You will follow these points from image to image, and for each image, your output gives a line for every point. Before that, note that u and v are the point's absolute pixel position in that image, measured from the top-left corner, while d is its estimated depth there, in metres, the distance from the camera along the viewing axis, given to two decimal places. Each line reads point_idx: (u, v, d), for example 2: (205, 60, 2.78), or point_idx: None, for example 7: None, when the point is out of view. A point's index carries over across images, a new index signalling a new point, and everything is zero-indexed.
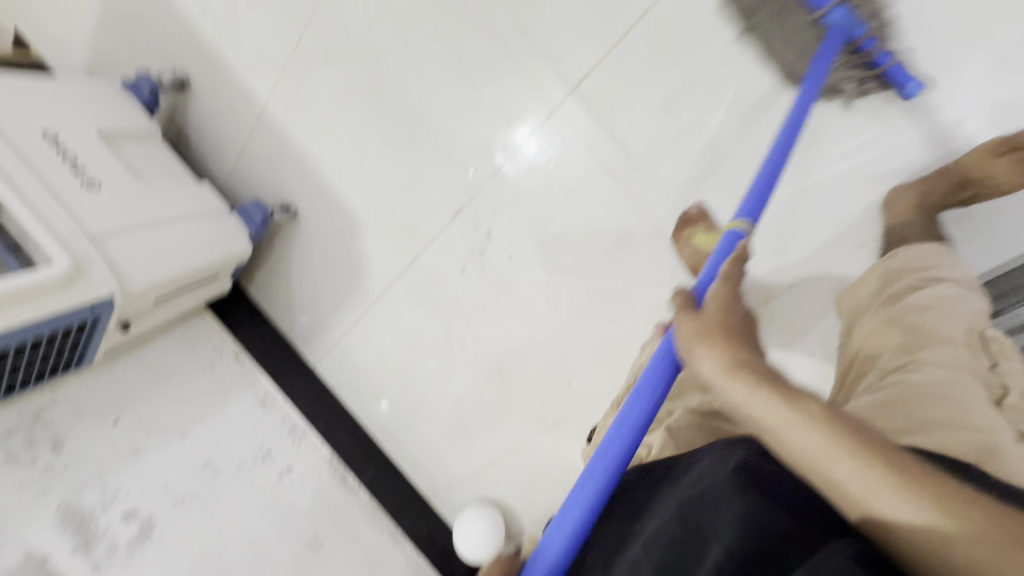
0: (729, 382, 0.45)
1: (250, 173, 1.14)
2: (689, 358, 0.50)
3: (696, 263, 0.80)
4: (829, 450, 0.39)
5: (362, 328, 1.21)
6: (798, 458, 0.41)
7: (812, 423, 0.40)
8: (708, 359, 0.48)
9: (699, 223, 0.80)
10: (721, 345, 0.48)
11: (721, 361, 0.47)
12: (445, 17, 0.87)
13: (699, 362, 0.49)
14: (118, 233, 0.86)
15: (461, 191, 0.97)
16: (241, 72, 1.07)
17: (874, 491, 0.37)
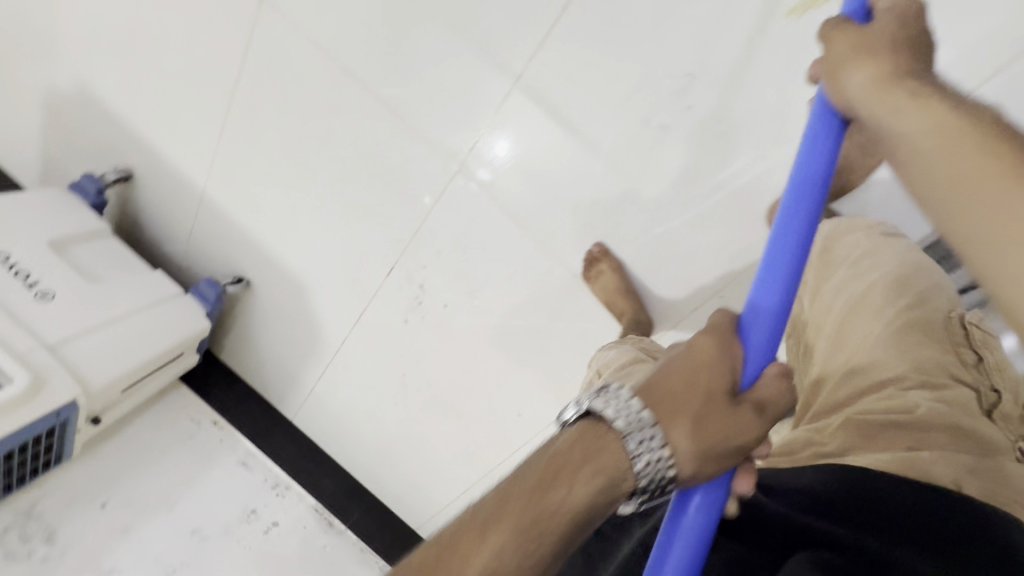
0: (881, 97, 0.42)
1: (201, 251, 1.21)
2: (834, 77, 0.45)
3: (609, 299, 0.83)
4: (951, 196, 0.37)
5: (328, 382, 1.27)
6: (931, 160, 0.38)
7: (943, 124, 0.38)
8: (861, 71, 0.43)
9: (601, 261, 0.84)
10: (880, 53, 0.43)
11: (879, 74, 0.43)
12: (349, 97, 0.92)
13: (844, 84, 0.44)
14: (74, 338, 0.93)
15: (391, 250, 1.03)
16: (177, 162, 1.14)
17: (969, 218, 0.36)
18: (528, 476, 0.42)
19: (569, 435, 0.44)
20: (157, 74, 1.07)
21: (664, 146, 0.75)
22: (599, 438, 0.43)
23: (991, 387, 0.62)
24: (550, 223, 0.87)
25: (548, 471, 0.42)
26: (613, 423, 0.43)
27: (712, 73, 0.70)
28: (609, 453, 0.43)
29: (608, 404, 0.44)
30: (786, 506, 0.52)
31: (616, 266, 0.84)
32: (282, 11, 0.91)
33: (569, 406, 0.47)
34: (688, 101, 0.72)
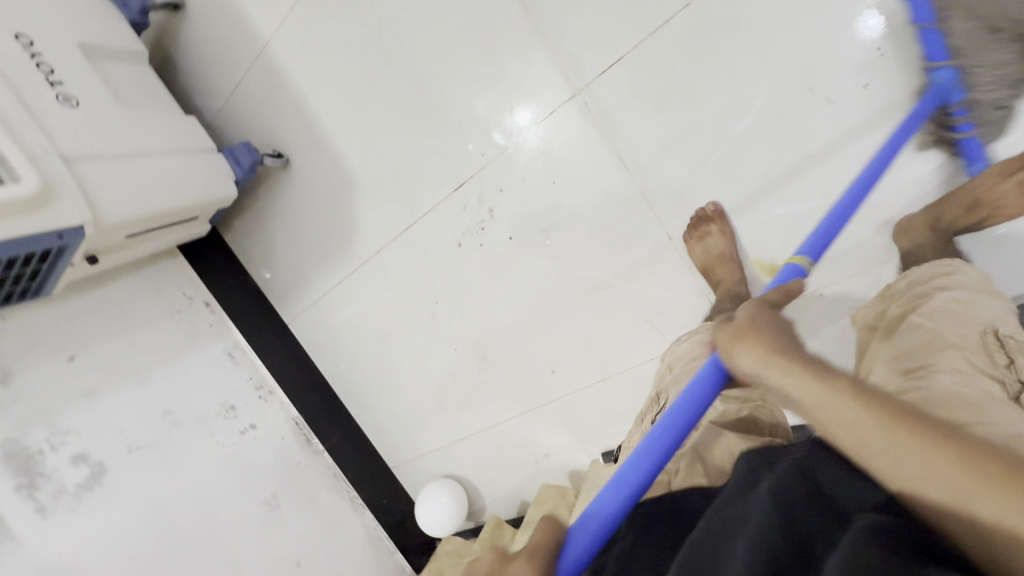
0: (762, 368, 0.44)
1: (243, 112, 1.07)
2: (727, 358, 0.48)
3: (707, 264, 0.79)
4: (871, 442, 0.36)
5: (343, 292, 1.17)
6: (828, 422, 0.39)
7: (844, 403, 0.38)
8: (750, 354, 0.45)
9: (712, 223, 0.79)
10: (760, 339, 0.46)
11: (762, 355, 0.44)
12: None
13: (735, 363, 0.47)
14: (96, 159, 0.79)
15: (467, 164, 0.94)
16: (245, 4, 1.00)
17: (968, 494, 0.32)
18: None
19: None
20: None
21: (820, 124, 0.72)
22: None
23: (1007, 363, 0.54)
24: (662, 173, 0.81)
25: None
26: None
27: (898, 62, 0.68)
28: None
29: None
30: (771, 493, 0.38)
31: (726, 231, 0.79)
32: None
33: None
34: (864, 79, 0.69)
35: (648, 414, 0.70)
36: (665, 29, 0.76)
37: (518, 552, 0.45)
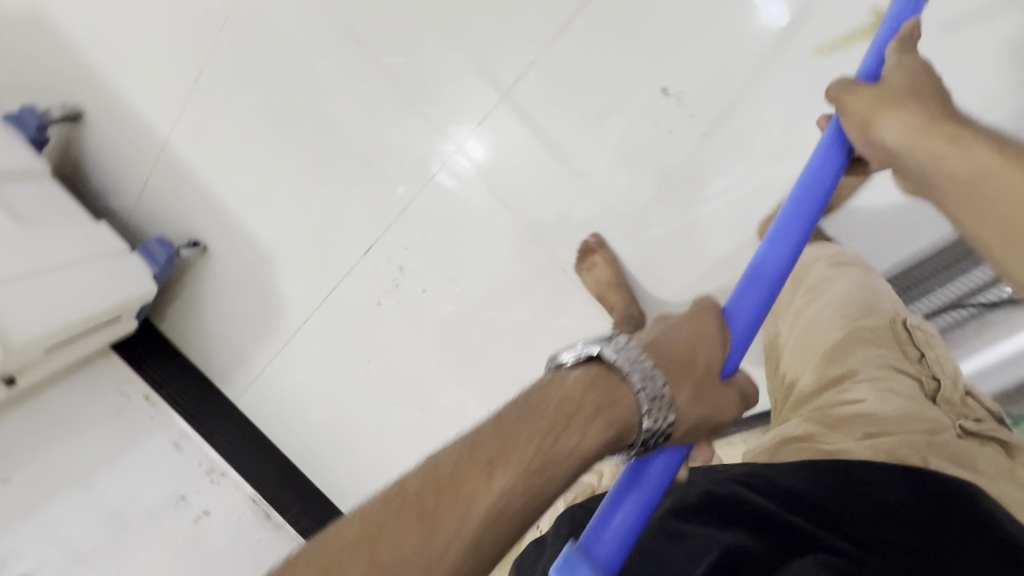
0: (896, 136, 0.50)
1: (155, 207, 1.10)
2: (866, 129, 0.52)
3: (600, 292, 0.83)
4: (954, 158, 0.48)
5: (281, 363, 1.19)
6: (978, 195, 0.46)
7: (988, 170, 0.46)
8: (894, 123, 0.51)
9: (596, 253, 0.84)
10: (908, 105, 0.51)
11: (913, 119, 0.50)
12: (350, 62, 0.88)
13: (875, 132, 0.52)
14: None
15: (372, 228, 0.98)
16: (139, 106, 1.04)
17: (1015, 246, 0.44)
18: (537, 422, 0.41)
19: (565, 387, 0.42)
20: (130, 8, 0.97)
21: (669, 152, 0.76)
22: (556, 386, 0.42)
23: (932, 375, 0.62)
24: (547, 213, 0.86)
25: (516, 424, 0.41)
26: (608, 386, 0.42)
27: (717, 91, 0.72)
28: (604, 407, 0.41)
29: (619, 355, 0.43)
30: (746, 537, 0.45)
31: (610, 258, 0.84)
32: None
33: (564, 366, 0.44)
34: (692, 109, 0.74)
35: None
36: (523, 84, 0.81)
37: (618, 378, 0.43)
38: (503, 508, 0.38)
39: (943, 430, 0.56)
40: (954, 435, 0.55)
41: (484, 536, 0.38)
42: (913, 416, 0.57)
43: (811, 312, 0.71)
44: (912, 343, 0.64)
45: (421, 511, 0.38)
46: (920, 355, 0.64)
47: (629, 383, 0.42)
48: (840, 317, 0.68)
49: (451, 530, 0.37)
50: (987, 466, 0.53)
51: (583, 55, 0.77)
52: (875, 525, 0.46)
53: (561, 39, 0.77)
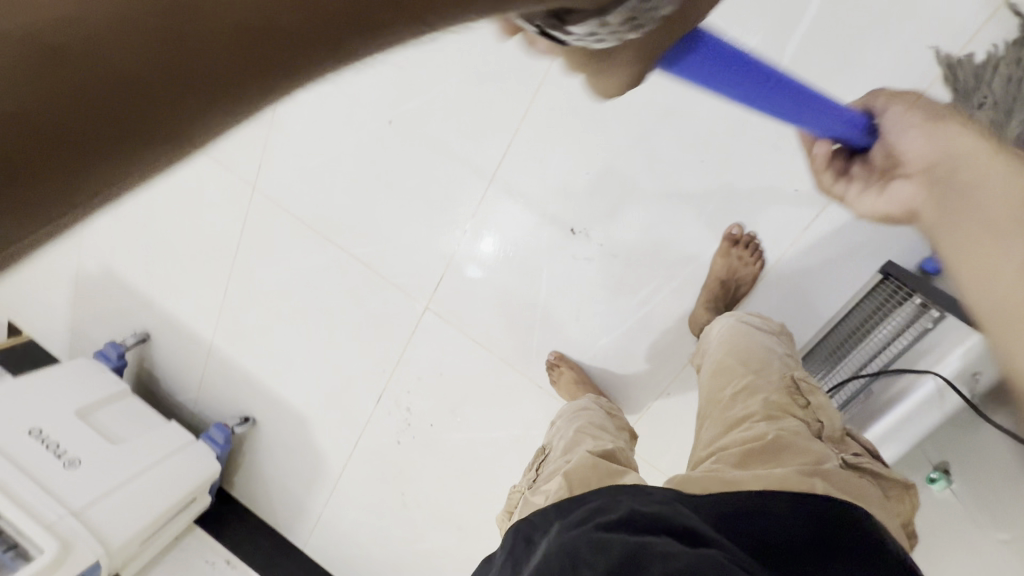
0: (941, 136, 0.48)
1: (212, 396, 1.33)
2: (893, 133, 0.53)
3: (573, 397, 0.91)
4: (971, 186, 0.43)
5: (332, 507, 1.33)
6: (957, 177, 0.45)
7: (972, 150, 0.46)
8: (918, 130, 0.51)
9: (562, 365, 0.95)
10: (944, 119, 0.50)
11: (937, 129, 0.50)
12: (331, 257, 1.07)
13: (895, 141, 0.53)
14: (97, 500, 1.02)
15: (378, 380, 1.13)
16: (187, 321, 1.29)
17: (985, 240, 0.39)
18: (584, 6, 0.27)
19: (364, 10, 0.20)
20: (169, 251, 1.25)
21: (591, 274, 0.89)
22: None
23: (816, 417, 0.62)
24: (512, 341, 0.99)
25: None
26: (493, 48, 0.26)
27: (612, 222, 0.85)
28: (580, 7, 0.27)
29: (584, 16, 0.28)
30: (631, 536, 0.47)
31: (574, 367, 0.94)
32: (273, 197, 1.07)
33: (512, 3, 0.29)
34: (599, 240, 0.87)
35: (536, 462, 0.82)
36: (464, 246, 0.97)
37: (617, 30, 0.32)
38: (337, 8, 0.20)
39: (828, 461, 0.55)
40: (836, 467, 0.55)
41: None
42: (800, 449, 0.56)
43: (712, 356, 0.74)
44: (797, 390, 0.65)
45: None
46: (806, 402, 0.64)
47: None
48: (742, 364, 0.69)
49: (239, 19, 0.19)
50: (872, 498, 0.53)
51: (503, 214, 0.92)
52: (784, 530, 0.48)
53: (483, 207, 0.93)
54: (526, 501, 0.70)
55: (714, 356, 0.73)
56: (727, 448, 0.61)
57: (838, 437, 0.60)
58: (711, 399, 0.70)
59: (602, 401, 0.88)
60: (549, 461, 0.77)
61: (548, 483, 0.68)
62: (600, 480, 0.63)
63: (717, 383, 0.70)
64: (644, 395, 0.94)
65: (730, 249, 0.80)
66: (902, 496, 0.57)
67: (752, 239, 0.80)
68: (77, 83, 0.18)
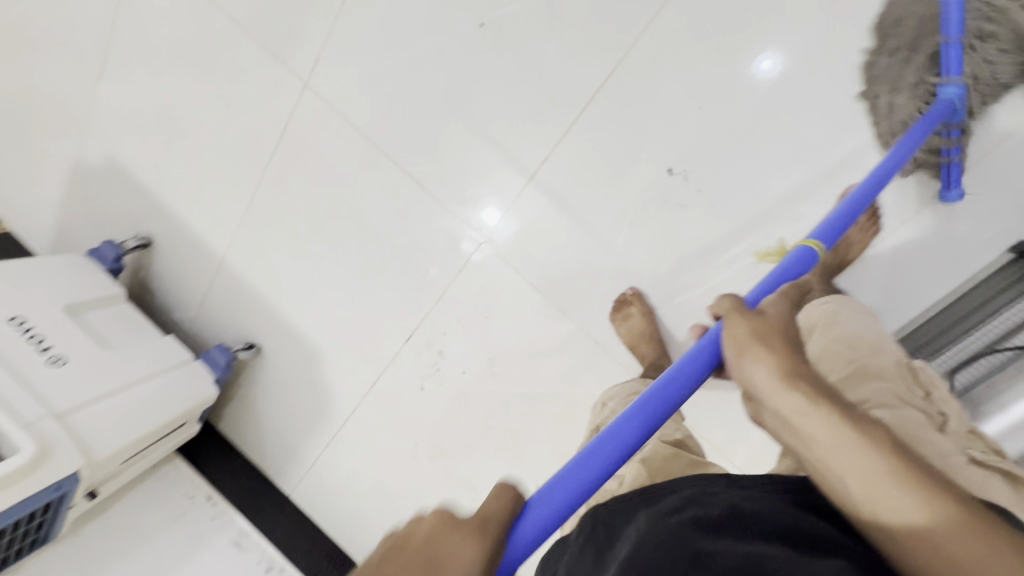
0: (776, 388, 0.44)
1: (214, 316, 1.22)
2: (740, 363, 0.47)
3: (634, 341, 0.85)
4: (844, 452, 0.40)
5: (331, 453, 1.23)
6: (836, 462, 0.41)
7: (801, 405, 0.43)
8: (760, 367, 0.46)
9: (632, 305, 0.87)
10: (773, 355, 0.46)
11: (774, 366, 0.45)
12: (381, 174, 0.97)
13: (745, 369, 0.47)
14: (83, 405, 0.91)
15: (410, 318, 1.04)
16: (198, 229, 1.17)
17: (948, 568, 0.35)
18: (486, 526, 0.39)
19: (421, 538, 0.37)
20: (190, 148, 1.12)
21: (678, 223, 0.82)
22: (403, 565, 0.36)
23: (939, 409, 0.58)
24: (573, 289, 0.91)
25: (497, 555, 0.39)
26: None
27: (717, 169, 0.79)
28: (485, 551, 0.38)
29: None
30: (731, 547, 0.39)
31: (646, 311, 0.86)
32: (327, 99, 0.97)
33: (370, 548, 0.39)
34: (698, 185, 0.80)
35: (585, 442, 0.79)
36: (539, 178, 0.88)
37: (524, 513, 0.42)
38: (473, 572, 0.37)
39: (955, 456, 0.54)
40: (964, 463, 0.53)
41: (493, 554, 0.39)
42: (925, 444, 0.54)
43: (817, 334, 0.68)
44: (916, 380, 0.61)
45: None
46: (925, 394, 0.60)
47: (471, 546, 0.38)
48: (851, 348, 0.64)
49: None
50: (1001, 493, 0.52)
51: (591, 146, 0.84)
52: None
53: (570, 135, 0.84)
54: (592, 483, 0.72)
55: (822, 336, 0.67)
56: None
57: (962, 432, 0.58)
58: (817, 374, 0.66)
59: (648, 380, 0.84)
60: None
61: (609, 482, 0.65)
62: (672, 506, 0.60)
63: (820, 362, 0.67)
64: None
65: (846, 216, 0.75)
66: None
67: (872, 205, 0.75)
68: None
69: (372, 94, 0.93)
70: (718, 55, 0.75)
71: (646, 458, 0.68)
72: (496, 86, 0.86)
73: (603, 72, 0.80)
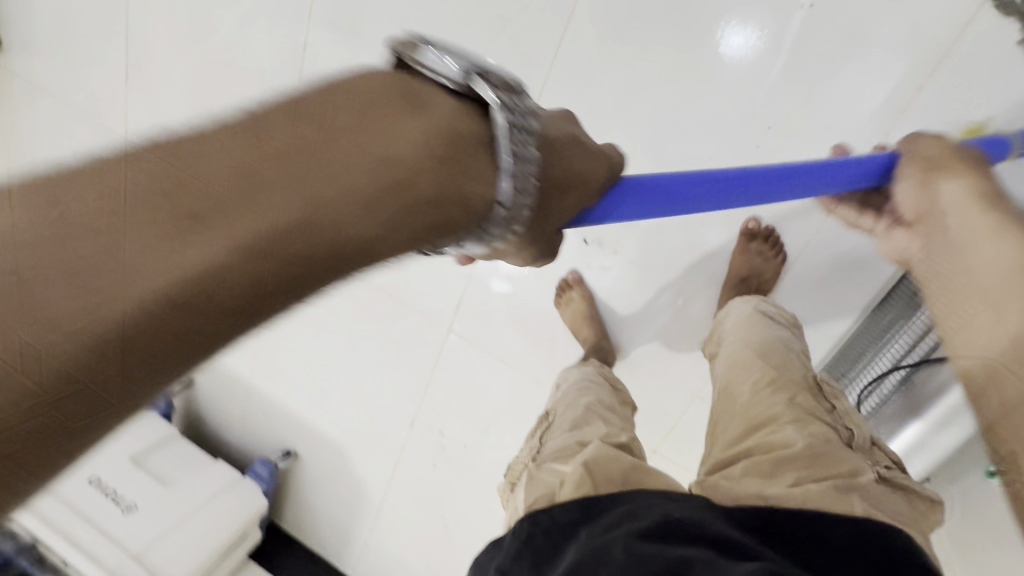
0: (951, 199, 0.52)
1: (254, 431, 1.38)
2: (939, 175, 0.55)
3: (575, 325, 0.89)
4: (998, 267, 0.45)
5: (377, 535, 1.34)
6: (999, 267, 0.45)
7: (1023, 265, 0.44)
8: (960, 185, 0.52)
9: (573, 288, 0.91)
10: (975, 179, 0.53)
11: (970, 188, 0.52)
12: (354, 290, 1.10)
13: (941, 186, 0.54)
14: (155, 542, 1.09)
15: (409, 407, 1.15)
16: (225, 361, 1.34)
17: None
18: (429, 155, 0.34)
19: (439, 118, 0.36)
20: None
21: (607, 281, 0.89)
22: (410, 114, 0.35)
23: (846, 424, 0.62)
24: (536, 357, 0.99)
25: (318, 173, 0.30)
26: (498, 143, 0.36)
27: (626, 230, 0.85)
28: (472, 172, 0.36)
29: (508, 119, 0.36)
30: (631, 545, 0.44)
31: (586, 295, 0.90)
32: None
33: (423, 52, 0.37)
34: (612, 248, 0.86)
35: (538, 430, 0.79)
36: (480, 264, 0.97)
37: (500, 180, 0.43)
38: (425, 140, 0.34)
39: (863, 471, 0.54)
40: (873, 479, 0.54)
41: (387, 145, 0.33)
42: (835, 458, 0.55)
43: (729, 345, 0.73)
44: (823, 393, 0.66)
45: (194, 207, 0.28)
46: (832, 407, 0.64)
47: (496, 160, 0.36)
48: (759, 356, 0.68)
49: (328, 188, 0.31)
50: (904, 512, 0.52)
51: None
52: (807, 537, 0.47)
53: None
54: (529, 476, 0.64)
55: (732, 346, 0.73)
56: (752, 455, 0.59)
57: (866, 445, 0.60)
58: (727, 396, 0.69)
59: (605, 371, 0.84)
60: (554, 434, 0.73)
61: (562, 464, 0.62)
62: (624, 473, 0.57)
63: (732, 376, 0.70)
64: (675, 401, 0.92)
65: (749, 245, 0.78)
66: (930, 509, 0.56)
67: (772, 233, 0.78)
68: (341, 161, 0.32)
69: None
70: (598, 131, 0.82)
71: (587, 458, 0.59)
72: None
73: None
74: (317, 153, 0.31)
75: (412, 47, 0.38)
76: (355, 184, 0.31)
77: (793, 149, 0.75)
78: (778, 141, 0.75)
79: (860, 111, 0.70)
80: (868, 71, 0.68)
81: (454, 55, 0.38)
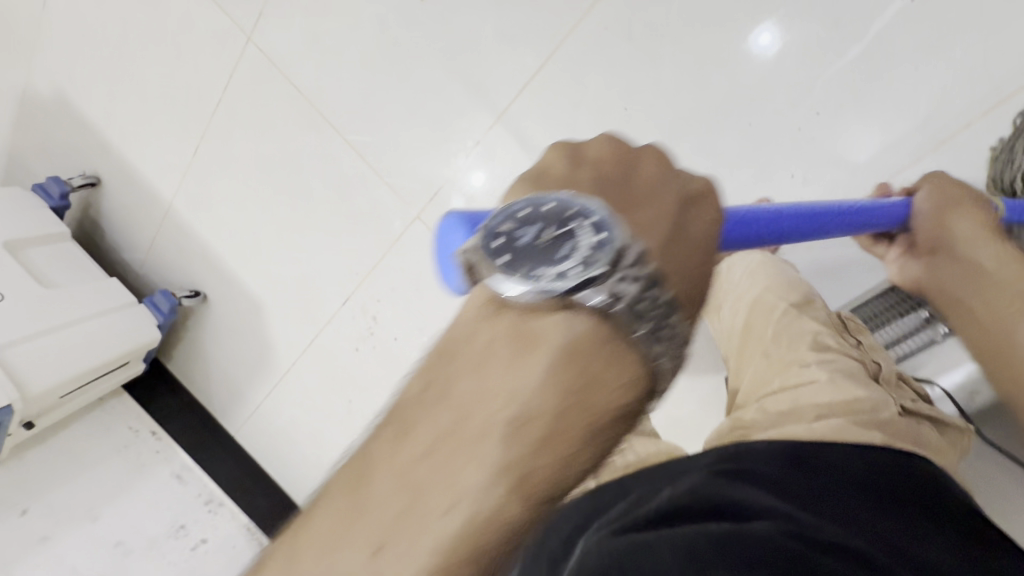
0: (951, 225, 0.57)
1: (165, 259, 1.25)
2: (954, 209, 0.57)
3: None
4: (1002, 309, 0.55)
5: (272, 401, 1.28)
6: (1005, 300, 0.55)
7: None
8: (968, 222, 0.57)
9: None
10: (978, 210, 0.57)
11: (981, 220, 0.56)
12: (325, 140, 0.97)
13: (953, 224, 0.57)
14: (21, 341, 0.95)
15: (348, 282, 1.07)
16: (146, 173, 1.17)
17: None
18: (586, 392, 0.33)
19: (560, 331, 0.33)
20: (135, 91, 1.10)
21: None
22: (531, 343, 0.33)
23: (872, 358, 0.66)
24: None
25: (460, 441, 0.33)
26: (629, 326, 0.33)
27: None
28: (599, 370, 0.33)
29: (608, 280, 0.33)
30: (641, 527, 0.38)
31: None
32: (271, 58, 0.95)
33: (497, 279, 0.33)
34: None
35: None
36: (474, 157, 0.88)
37: (692, 196, 0.38)
38: (539, 404, 0.32)
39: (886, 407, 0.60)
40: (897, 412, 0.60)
41: (538, 401, 0.32)
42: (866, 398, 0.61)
43: (737, 301, 0.77)
44: (846, 330, 0.69)
45: (378, 541, 0.33)
46: (858, 343, 0.68)
47: (625, 333, 0.33)
48: (781, 300, 0.71)
49: (482, 467, 0.32)
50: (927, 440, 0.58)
51: (525, 132, 0.84)
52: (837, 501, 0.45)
53: (504, 117, 0.85)
54: None
55: (739, 301, 0.77)
56: (769, 398, 0.67)
57: (893, 379, 0.65)
58: (749, 338, 0.74)
59: None
60: None
61: None
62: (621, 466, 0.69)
63: (746, 322, 0.75)
64: None
65: None
66: (958, 438, 0.61)
67: None
68: (469, 445, 0.33)
69: (315, 56, 0.92)
70: (649, 53, 0.75)
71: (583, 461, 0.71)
72: (436, 63, 0.86)
73: (535, 63, 0.81)
74: (457, 437, 0.33)
75: (500, 253, 0.34)
76: (503, 447, 0.32)
77: (781, 172, 0.75)
78: (777, 155, 0.74)
79: (853, 157, 0.71)
80: (876, 119, 0.69)
81: (530, 253, 0.33)
